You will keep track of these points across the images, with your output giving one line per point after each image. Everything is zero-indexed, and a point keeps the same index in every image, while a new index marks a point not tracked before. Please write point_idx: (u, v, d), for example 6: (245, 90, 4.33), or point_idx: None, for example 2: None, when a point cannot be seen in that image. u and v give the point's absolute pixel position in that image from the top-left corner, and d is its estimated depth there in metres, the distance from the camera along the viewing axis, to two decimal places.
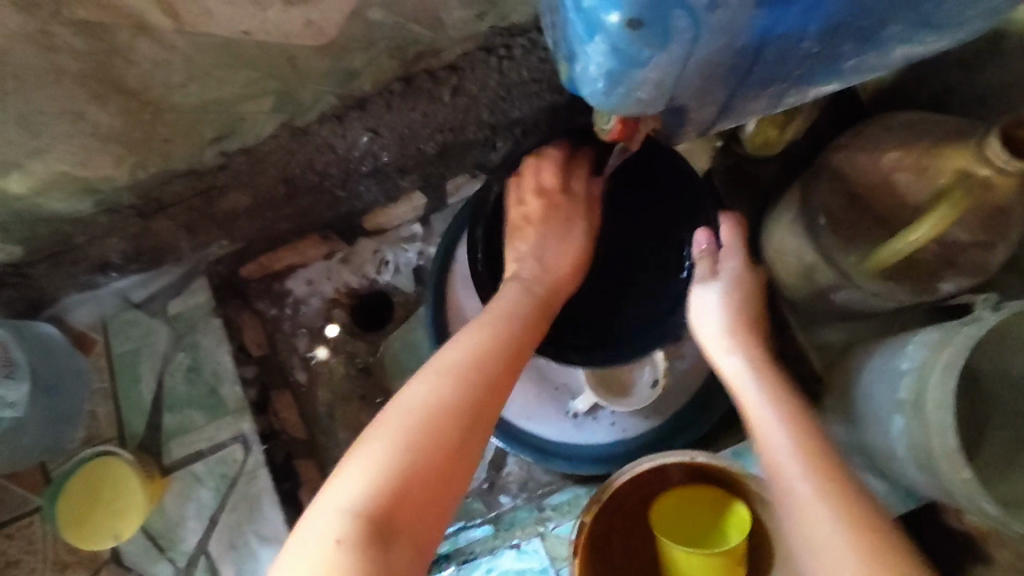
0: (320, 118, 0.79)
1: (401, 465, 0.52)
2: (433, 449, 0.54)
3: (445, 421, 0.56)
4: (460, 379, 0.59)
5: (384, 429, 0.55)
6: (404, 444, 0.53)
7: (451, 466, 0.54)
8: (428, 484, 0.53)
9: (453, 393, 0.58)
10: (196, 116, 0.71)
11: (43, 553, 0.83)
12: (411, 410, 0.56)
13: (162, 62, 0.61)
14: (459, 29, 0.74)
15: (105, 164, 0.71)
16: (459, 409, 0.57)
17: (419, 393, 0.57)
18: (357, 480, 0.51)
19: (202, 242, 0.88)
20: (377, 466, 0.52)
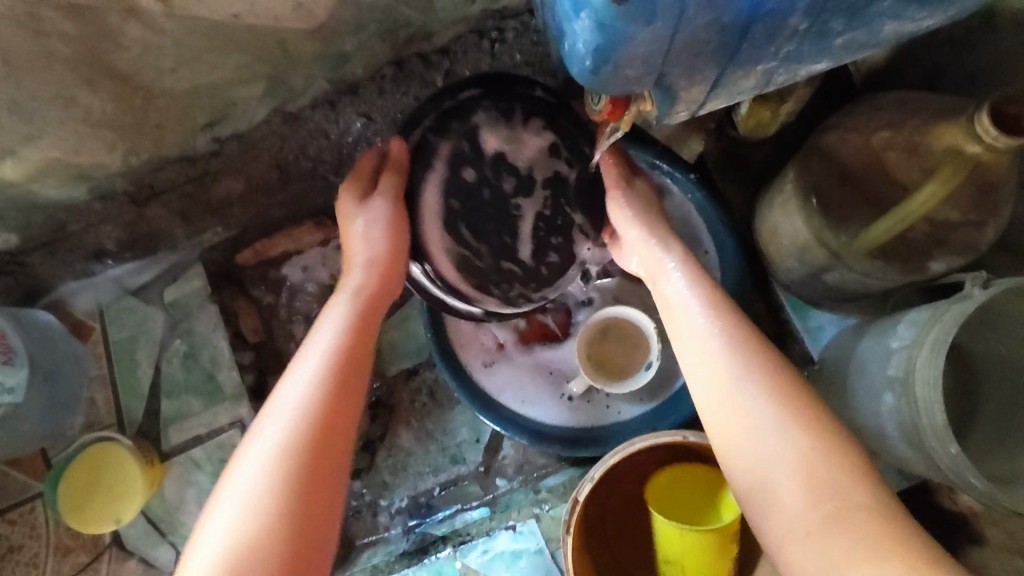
0: (313, 103, 0.79)
1: (263, 507, 0.50)
2: (277, 487, 0.52)
3: (288, 461, 0.53)
4: (305, 407, 0.56)
5: (244, 479, 0.52)
6: (256, 484, 0.51)
7: (309, 503, 0.52)
8: (287, 524, 0.51)
9: (298, 430, 0.55)
10: (187, 102, 0.70)
11: (43, 538, 0.83)
12: (254, 457, 0.53)
13: (152, 46, 0.61)
14: (451, 12, 0.74)
15: (97, 151, 0.71)
16: (297, 441, 0.54)
17: (271, 431, 0.55)
18: (222, 530, 0.49)
19: (197, 229, 0.89)
20: (243, 512, 0.50)
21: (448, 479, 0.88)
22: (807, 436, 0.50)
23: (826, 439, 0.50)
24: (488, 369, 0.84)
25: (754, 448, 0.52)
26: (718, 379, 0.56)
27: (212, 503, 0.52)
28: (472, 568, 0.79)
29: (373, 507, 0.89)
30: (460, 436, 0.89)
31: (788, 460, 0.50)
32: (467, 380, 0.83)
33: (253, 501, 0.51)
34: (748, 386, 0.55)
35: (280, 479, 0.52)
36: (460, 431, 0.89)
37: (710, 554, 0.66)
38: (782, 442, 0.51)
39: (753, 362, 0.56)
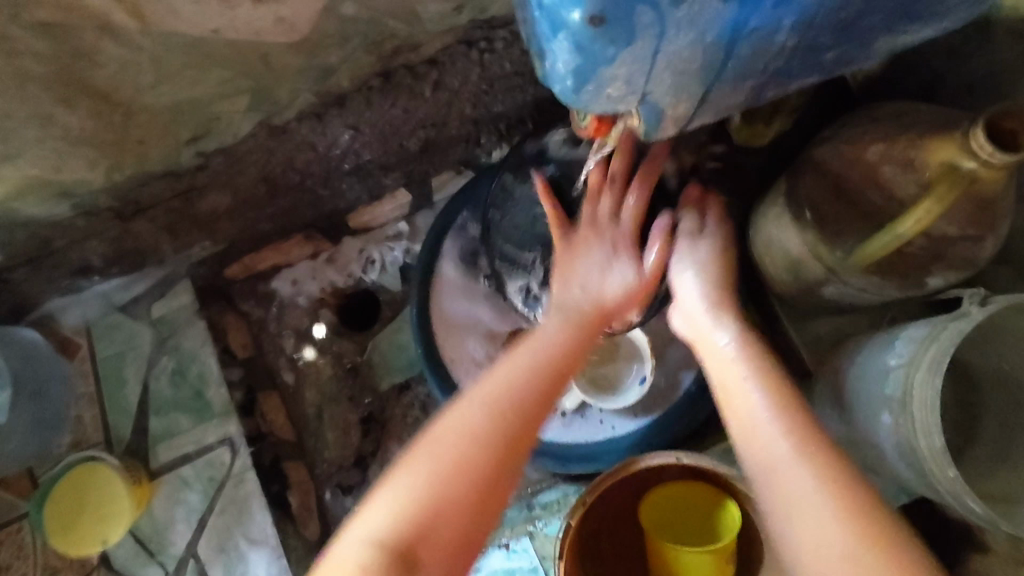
0: (299, 116, 0.77)
1: (433, 495, 0.45)
2: (493, 467, 0.47)
3: (484, 444, 0.48)
4: (524, 387, 0.52)
5: (404, 466, 0.47)
6: (457, 466, 0.46)
7: (496, 486, 0.47)
8: (469, 513, 0.46)
9: (515, 410, 0.50)
10: (169, 117, 0.69)
11: (31, 559, 0.82)
12: (460, 433, 0.48)
13: (130, 63, 0.60)
14: (437, 23, 0.73)
15: (78, 168, 0.69)
16: (524, 408, 0.50)
17: (489, 398, 0.50)
18: (373, 516, 0.44)
19: (184, 243, 0.87)
20: (403, 501, 0.45)
21: None
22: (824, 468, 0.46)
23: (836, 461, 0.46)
24: None
25: (781, 477, 0.47)
26: (739, 409, 0.52)
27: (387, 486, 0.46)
28: None
29: None
30: None
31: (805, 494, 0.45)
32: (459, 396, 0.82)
33: (414, 485, 0.46)
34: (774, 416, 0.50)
35: (484, 454, 0.47)
36: None
37: None
38: (799, 469, 0.46)
39: (779, 392, 0.51)
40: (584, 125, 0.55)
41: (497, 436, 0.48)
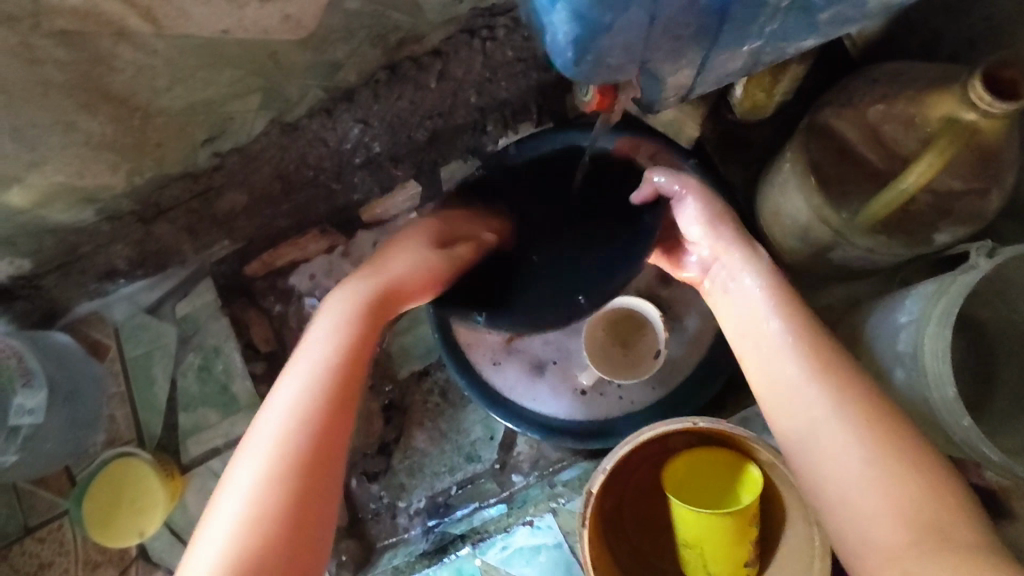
0: (309, 112, 0.80)
1: (262, 500, 0.49)
2: (279, 534, 0.48)
3: (278, 485, 0.50)
4: (308, 396, 0.55)
5: (248, 466, 0.51)
6: (266, 485, 0.50)
7: (312, 496, 0.51)
8: (280, 545, 0.48)
9: (298, 416, 0.53)
10: (184, 119, 0.72)
11: (73, 554, 0.86)
12: (265, 457, 0.51)
13: (145, 66, 0.62)
14: (440, 13, 0.75)
15: (101, 172, 0.72)
16: (323, 409, 0.54)
17: (275, 427, 0.53)
18: (215, 545, 0.47)
19: (204, 243, 0.90)
20: (253, 492, 0.49)
21: (464, 478, 0.89)
22: (888, 452, 0.46)
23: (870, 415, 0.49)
24: (498, 368, 0.83)
25: (827, 454, 0.49)
26: (811, 412, 0.51)
27: (213, 502, 0.50)
28: (491, 566, 0.77)
29: (392, 509, 0.90)
30: (474, 435, 0.90)
31: (853, 466, 0.47)
32: (477, 379, 0.82)
33: (240, 511, 0.48)
34: (830, 413, 0.50)
35: (294, 452, 0.51)
36: (473, 429, 0.90)
37: (729, 538, 0.65)
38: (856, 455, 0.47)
39: (801, 331, 0.57)
40: (595, 99, 0.56)
41: (294, 437, 0.52)
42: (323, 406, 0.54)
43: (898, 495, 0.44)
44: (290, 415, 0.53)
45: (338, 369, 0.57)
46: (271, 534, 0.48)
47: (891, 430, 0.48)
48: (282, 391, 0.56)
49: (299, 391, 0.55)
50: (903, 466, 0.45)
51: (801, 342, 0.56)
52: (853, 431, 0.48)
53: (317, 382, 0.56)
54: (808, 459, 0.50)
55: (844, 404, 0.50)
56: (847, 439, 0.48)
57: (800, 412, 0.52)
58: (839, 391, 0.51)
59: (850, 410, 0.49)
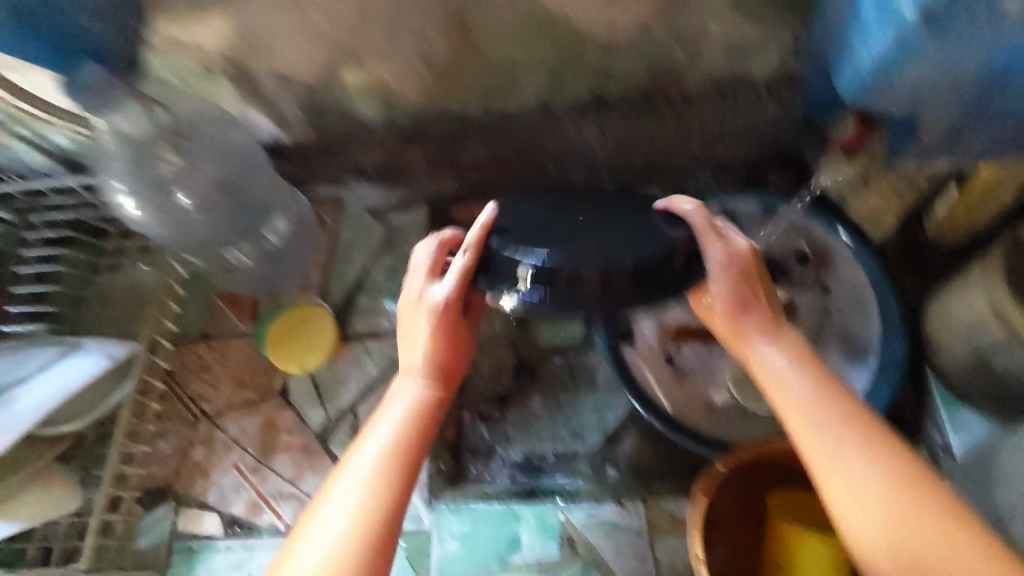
0: (570, 106, 0.97)
1: (368, 511, 0.54)
2: (372, 531, 0.54)
3: (383, 487, 0.56)
4: (404, 424, 0.61)
5: (356, 473, 0.57)
6: (370, 489, 0.55)
7: (405, 488, 0.57)
8: (379, 533, 0.54)
9: (397, 437, 0.60)
10: (490, 72, 0.90)
11: (230, 370, 0.99)
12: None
13: (498, 18, 0.80)
14: (711, 66, 0.89)
15: (410, 86, 0.90)
16: (415, 428, 0.61)
17: (378, 440, 0.59)
18: (318, 553, 0.52)
19: (436, 177, 1.08)
20: (355, 502, 0.55)
21: (564, 452, 0.95)
22: (916, 505, 0.50)
23: (910, 479, 0.52)
24: (645, 359, 0.90)
25: (857, 515, 0.52)
26: (842, 469, 0.53)
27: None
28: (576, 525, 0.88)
29: (489, 452, 0.96)
30: (586, 418, 0.97)
31: (879, 504, 0.51)
32: (623, 359, 0.90)
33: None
34: (807, 401, 0.56)
35: (397, 463, 0.58)
36: (587, 414, 0.97)
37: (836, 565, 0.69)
38: (890, 524, 0.50)
39: (823, 396, 0.57)
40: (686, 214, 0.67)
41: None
42: (415, 432, 0.61)
43: (941, 545, 0.48)
44: (384, 443, 0.59)
45: (412, 438, 0.60)
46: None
47: (914, 491, 0.51)
48: (331, 517, 0.54)
49: (395, 419, 0.61)
50: (945, 526, 0.49)
51: (815, 387, 0.57)
52: (884, 478, 0.52)
53: (375, 502, 0.55)
54: (857, 522, 0.51)
55: (871, 454, 0.53)
56: (876, 487, 0.52)
57: (830, 477, 0.53)
58: (871, 445, 0.54)
59: (884, 469, 0.52)
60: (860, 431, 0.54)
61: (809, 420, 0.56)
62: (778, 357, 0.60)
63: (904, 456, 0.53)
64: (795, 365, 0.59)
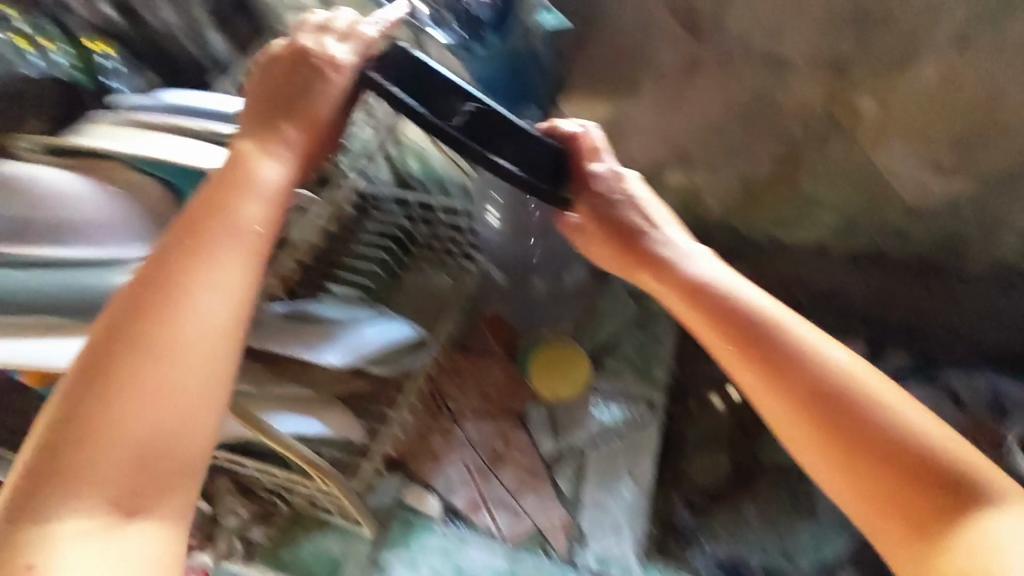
0: (847, 255, 1.09)
1: (188, 335, 0.45)
2: (196, 370, 0.44)
3: (214, 324, 0.46)
4: (268, 220, 0.53)
5: (203, 268, 0.47)
6: (218, 316, 0.46)
7: (221, 339, 0.46)
8: (200, 377, 0.44)
9: (218, 223, 0.50)
10: (790, 204, 1.04)
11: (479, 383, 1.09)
12: (185, 366, 0.44)
13: (821, 160, 0.95)
14: (998, 252, 0.97)
15: (717, 196, 1.08)
16: (241, 202, 0.52)
17: (202, 248, 0.49)
18: (150, 374, 0.43)
19: None
20: (188, 316, 0.45)
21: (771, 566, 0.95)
22: (903, 469, 0.49)
23: (839, 403, 0.52)
24: None
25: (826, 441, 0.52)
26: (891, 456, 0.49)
27: (113, 423, 0.41)
28: None
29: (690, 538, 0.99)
30: (798, 540, 0.96)
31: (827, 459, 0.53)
32: None
33: (106, 503, 0.40)
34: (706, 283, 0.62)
35: (215, 261, 0.48)
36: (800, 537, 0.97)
37: None
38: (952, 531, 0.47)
39: (744, 313, 0.58)
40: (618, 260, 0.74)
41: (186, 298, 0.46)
42: (239, 233, 0.50)
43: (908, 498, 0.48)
44: (216, 224, 0.50)
45: (231, 240, 0.50)
46: (157, 472, 0.42)
47: (858, 419, 0.51)
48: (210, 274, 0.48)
49: (252, 197, 0.53)
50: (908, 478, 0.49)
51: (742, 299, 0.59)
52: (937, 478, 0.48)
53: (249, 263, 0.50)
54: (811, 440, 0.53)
55: (782, 379, 0.54)
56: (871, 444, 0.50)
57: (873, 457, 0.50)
58: (834, 400, 0.52)
59: (917, 456, 0.49)
60: (823, 383, 0.53)
61: (735, 341, 0.57)
62: (708, 269, 0.63)
63: (876, 405, 0.51)
64: (735, 288, 0.60)
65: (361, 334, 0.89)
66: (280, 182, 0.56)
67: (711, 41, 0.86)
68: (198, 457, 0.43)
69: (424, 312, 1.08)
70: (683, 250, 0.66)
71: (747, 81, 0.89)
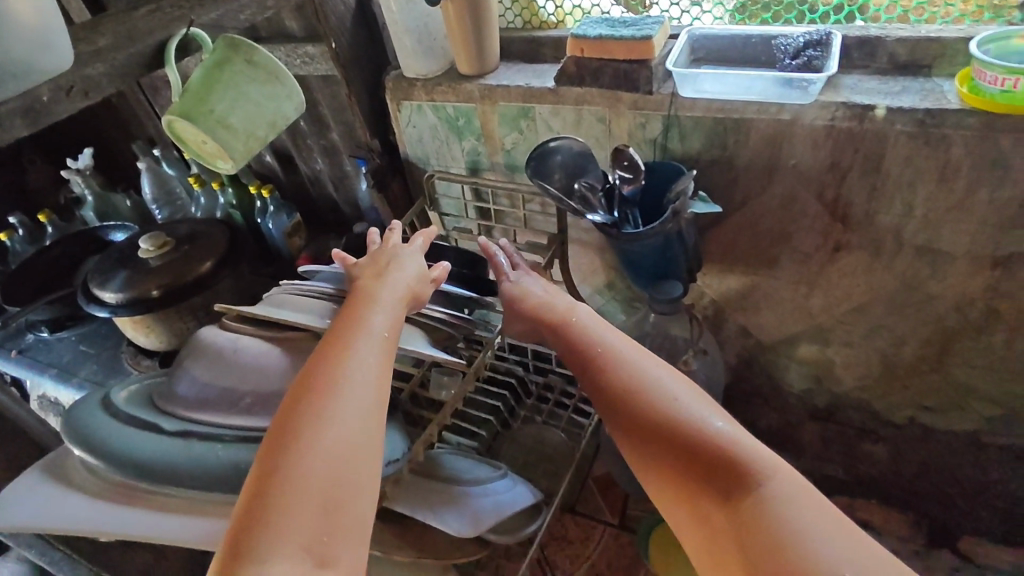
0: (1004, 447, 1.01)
1: (353, 430, 0.55)
2: (354, 467, 0.54)
3: (369, 415, 0.57)
4: (393, 326, 0.68)
5: (356, 355, 0.61)
6: (366, 416, 0.57)
7: (375, 425, 0.57)
8: (353, 470, 0.54)
9: (367, 330, 0.65)
10: (941, 389, 0.99)
11: (592, 556, 1.03)
12: (341, 462, 0.53)
13: (981, 350, 0.91)
14: None
15: (858, 373, 1.04)
16: (389, 327, 0.67)
17: (363, 352, 0.62)
18: (319, 462, 0.53)
19: (829, 458, 1.15)
20: (352, 415, 0.56)
21: None
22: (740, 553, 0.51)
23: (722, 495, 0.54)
24: None
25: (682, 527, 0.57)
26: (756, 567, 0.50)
27: (289, 496, 0.51)
28: None
29: None
30: None
31: None
32: None
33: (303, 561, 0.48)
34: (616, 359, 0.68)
35: (375, 361, 0.62)
36: None
37: None
38: None
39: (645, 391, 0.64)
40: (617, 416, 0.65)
41: (357, 429, 0.55)
42: (387, 338, 0.66)
43: None
44: (366, 330, 0.65)
45: (384, 346, 0.64)
46: (334, 521, 0.51)
47: (720, 507, 0.54)
48: (358, 395, 0.57)
49: (382, 317, 0.67)
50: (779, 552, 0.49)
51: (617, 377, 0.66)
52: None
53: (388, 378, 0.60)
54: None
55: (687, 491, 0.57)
56: None
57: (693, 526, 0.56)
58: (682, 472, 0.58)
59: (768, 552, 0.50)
60: (662, 458, 0.59)
61: (655, 464, 0.59)
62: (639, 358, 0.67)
63: (714, 475, 0.56)
64: (562, 312, 0.76)
65: (487, 492, 0.87)
66: (413, 276, 0.75)
67: (860, 230, 0.88)
68: (360, 525, 0.52)
69: (535, 468, 1.06)
70: (622, 352, 0.68)
71: (899, 269, 0.89)
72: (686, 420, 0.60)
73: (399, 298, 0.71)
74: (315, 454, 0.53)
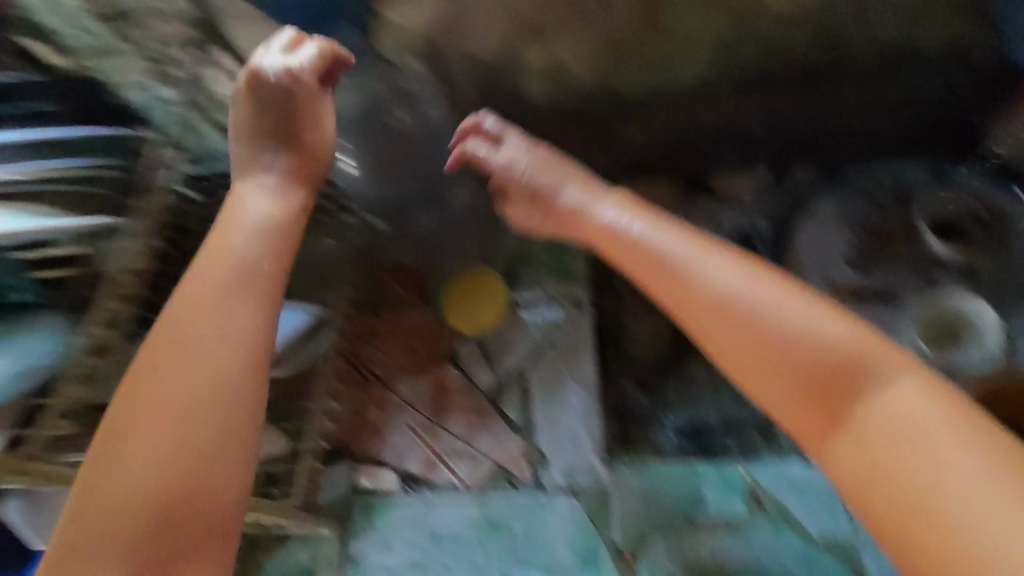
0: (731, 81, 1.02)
1: (203, 410, 0.46)
2: (201, 458, 0.46)
3: (224, 377, 0.48)
4: (268, 260, 0.54)
5: (200, 312, 0.50)
6: (231, 379, 0.48)
7: (248, 396, 0.48)
8: (200, 461, 0.45)
9: (243, 280, 0.52)
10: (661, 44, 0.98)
11: (400, 337, 1.02)
12: (169, 448, 0.45)
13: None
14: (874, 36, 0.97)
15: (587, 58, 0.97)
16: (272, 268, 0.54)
17: (232, 320, 0.50)
18: (147, 455, 0.45)
19: (593, 157, 1.12)
20: (209, 386, 0.47)
21: (730, 419, 0.97)
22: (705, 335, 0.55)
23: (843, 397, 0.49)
24: None
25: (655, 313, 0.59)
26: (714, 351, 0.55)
27: (131, 507, 0.43)
28: (759, 486, 0.85)
29: (652, 418, 0.99)
30: None
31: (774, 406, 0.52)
32: None
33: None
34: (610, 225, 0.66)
35: (251, 323, 0.50)
36: None
37: None
38: (940, 423, 0.46)
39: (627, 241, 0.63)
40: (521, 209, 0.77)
41: (224, 425, 0.47)
42: (265, 284, 0.53)
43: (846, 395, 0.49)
44: (231, 276, 0.52)
45: (256, 292, 0.52)
46: (181, 521, 0.44)
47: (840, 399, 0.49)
48: (184, 372, 0.47)
49: (260, 252, 0.54)
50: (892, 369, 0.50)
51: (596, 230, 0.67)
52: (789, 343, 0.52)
53: (240, 340, 0.50)
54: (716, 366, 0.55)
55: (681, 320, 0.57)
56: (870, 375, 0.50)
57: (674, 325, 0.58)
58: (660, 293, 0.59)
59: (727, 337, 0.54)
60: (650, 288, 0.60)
61: (753, 365, 0.53)
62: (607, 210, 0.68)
63: (837, 372, 0.50)
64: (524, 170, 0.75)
65: None
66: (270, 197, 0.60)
67: None
68: (213, 518, 0.45)
69: None
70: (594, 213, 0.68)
71: None
72: (796, 330, 0.52)
73: (264, 218, 0.57)
74: (147, 427, 0.46)
